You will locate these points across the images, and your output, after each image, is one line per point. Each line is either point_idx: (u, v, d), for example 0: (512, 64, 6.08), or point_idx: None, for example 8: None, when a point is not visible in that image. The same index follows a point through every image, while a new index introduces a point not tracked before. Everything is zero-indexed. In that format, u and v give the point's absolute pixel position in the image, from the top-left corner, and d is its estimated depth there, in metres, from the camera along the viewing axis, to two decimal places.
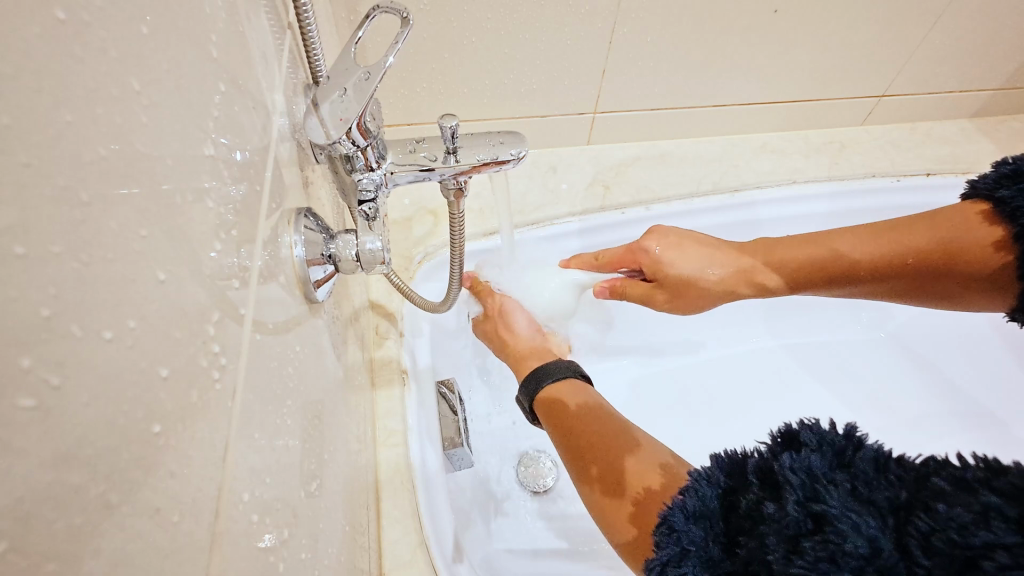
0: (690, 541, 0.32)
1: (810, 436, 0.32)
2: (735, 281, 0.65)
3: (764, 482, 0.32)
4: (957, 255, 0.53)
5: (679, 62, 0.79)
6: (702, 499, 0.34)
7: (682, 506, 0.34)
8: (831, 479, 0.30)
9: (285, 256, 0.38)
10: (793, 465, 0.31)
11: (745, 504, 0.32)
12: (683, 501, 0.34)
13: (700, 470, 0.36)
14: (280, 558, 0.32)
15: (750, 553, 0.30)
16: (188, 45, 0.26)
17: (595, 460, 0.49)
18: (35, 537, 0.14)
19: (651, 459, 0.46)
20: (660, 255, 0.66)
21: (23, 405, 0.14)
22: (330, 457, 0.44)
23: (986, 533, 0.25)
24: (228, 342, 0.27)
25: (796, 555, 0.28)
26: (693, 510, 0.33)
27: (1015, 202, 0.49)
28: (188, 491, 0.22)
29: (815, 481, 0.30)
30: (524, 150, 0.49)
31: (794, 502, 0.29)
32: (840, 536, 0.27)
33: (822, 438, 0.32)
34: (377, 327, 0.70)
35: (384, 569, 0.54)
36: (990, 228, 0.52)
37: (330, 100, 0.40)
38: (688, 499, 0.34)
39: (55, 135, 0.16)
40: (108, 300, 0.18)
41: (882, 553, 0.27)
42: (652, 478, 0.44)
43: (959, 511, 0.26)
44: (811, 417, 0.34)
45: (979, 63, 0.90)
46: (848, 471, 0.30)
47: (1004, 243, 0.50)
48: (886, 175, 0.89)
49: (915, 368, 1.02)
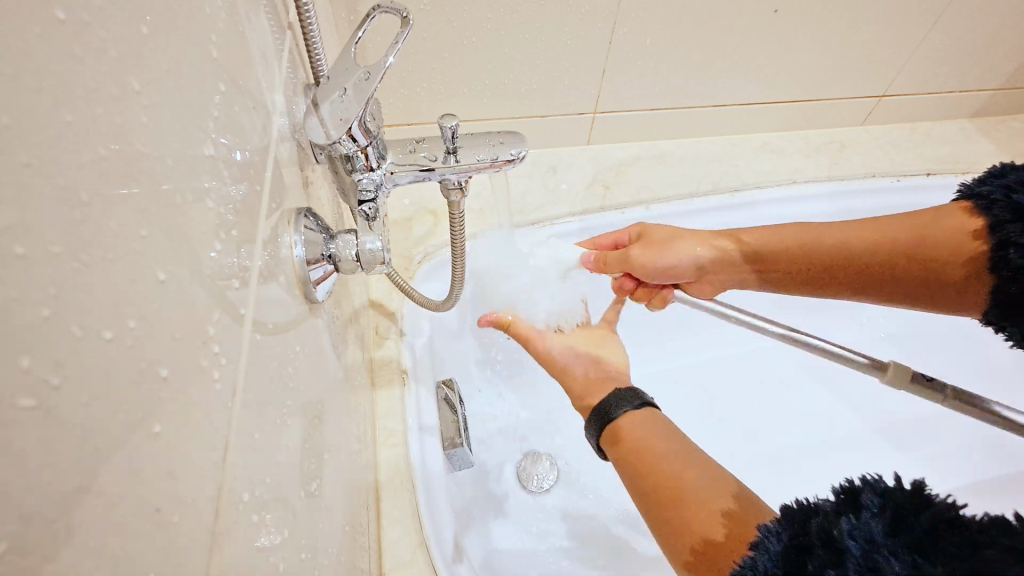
0: None
1: (870, 500, 0.30)
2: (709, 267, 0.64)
3: (823, 544, 0.29)
4: (931, 251, 0.50)
5: (679, 62, 0.79)
6: (769, 554, 0.31)
7: (747, 570, 0.31)
8: (894, 547, 0.28)
9: (285, 256, 0.38)
10: (851, 530, 0.29)
11: (809, 565, 0.29)
12: (754, 561, 0.32)
13: (761, 527, 0.33)
14: (280, 558, 0.32)
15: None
16: (188, 45, 0.26)
17: (651, 491, 0.47)
18: (36, 536, 0.14)
19: (719, 500, 0.43)
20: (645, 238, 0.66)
21: (23, 405, 0.14)
22: (330, 457, 0.44)
23: None
24: (228, 342, 0.27)
25: None
26: (763, 568, 0.31)
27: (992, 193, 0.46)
28: (188, 492, 0.22)
29: (876, 549, 0.28)
30: (525, 150, 0.49)
31: (855, 570, 0.27)
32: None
33: (885, 501, 0.30)
34: (377, 328, 0.70)
35: (384, 570, 0.54)
36: (970, 219, 0.48)
37: (330, 100, 0.40)
38: (758, 557, 0.32)
39: (56, 135, 0.16)
40: (108, 300, 0.18)
41: None
42: (717, 525, 0.41)
43: None
44: (871, 474, 0.33)
45: (979, 63, 0.91)
46: (910, 533, 0.28)
47: (980, 233, 0.47)
48: (886, 175, 0.89)
49: (915, 368, 1.02)
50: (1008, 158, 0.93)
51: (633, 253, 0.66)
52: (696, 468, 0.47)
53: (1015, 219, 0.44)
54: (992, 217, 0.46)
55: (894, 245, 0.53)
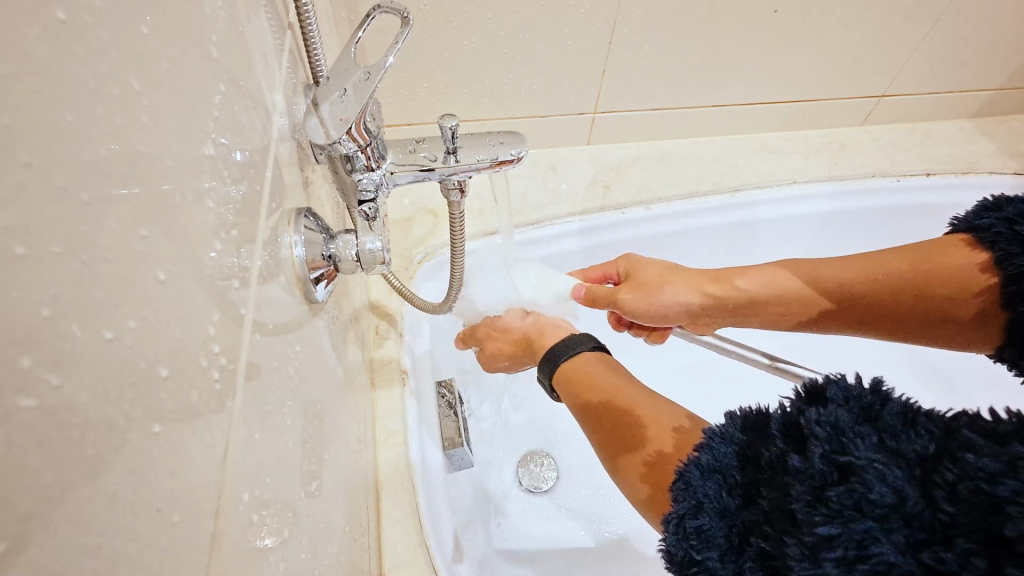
0: (705, 494, 0.33)
1: (836, 393, 0.31)
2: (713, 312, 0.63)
3: (789, 435, 0.32)
4: (943, 286, 0.51)
5: (679, 62, 0.79)
6: (715, 454, 0.34)
7: (698, 464, 0.34)
8: (859, 432, 0.29)
9: (285, 256, 0.38)
10: (819, 419, 0.30)
11: (768, 457, 0.32)
12: (697, 457, 0.35)
13: (714, 427, 0.36)
14: (280, 558, 0.32)
15: (773, 501, 0.30)
16: (188, 45, 0.26)
17: (608, 421, 0.50)
18: (36, 536, 0.14)
19: (666, 420, 0.46)
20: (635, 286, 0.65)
21: (23, 404, 0.14)
22: (330, 456, 0.44)
23: (1013, 481, 0.24)
24: (228, 342, 0.27)
25: (819, 503, 0.27)
26: (708, 465, 0.34)
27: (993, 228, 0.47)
28: (188, 492, 0.22)
29: (841, 433, 0.29)
30: (524, 150, 0.49)
31: (819, 454, 0.29)
32: (866, 486, 0.27)
33: (849, 394, 0.31)
34: (376, 328, 0.70)
35: (384, 570, 0.54)
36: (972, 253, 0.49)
37: (330, 100, 0.40)
38: (704, 455, 0.35)
39: (55, 134, 0.16)
40: (108, 300, 0.18)
41: (908, 503, 0.26)
42: (667, 438, 0.44)
43: (987, 461, 0.26)
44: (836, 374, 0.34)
45: (979, 63, 0.90)
46: (875, 424, 0.29)
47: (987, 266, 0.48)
48: (885, 175, 0.89)
49: (918, 372, 1.03)
50: (1008, 158, 0.93)
51: (621, 296, 0.65)
52: (651, 397, 0.50)
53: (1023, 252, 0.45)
54: (997, 251, 0.47)
55: (904, 281, 0.53)
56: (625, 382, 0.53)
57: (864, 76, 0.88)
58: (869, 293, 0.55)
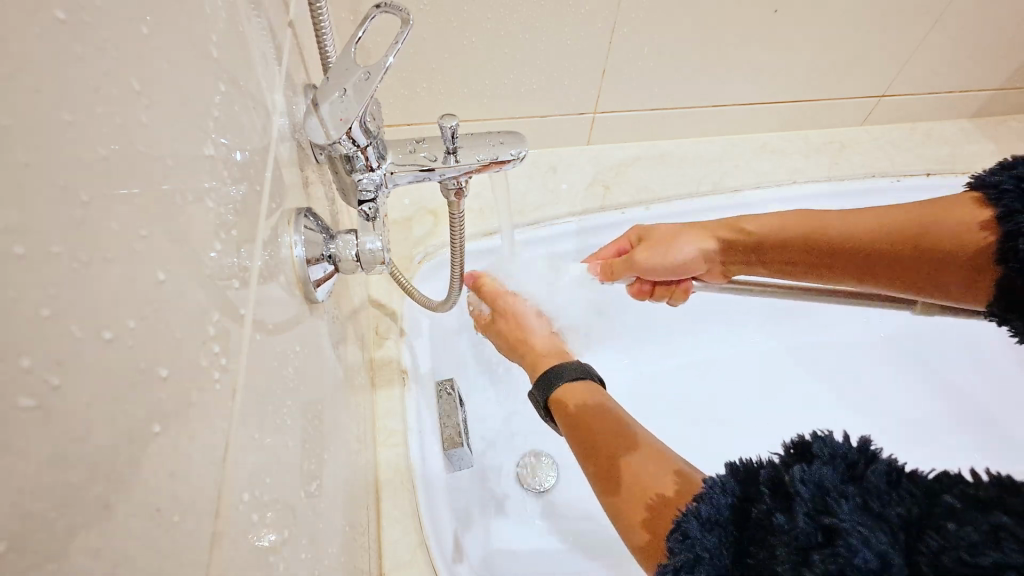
0: (703, 549, 0.31)
1: (821, 449, 0.31)
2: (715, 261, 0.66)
3: (775, 492, 0.31)
4: (939, 239, 0.49)
5: (678, 62, 0.79)
6: (716, 508, 0.32)
7: (695, 515, 0.33)
8: (843, 493, 0.29)
9: (285, 256, 0.38)
10: (804, 478, 0.30)
11: (757, 513, 0.31)
12: (697, 508, 0.33)
13: (712, 478, 0.34)
14: (280, 558, 0.32)
15: (761, 563, 0.29)
16: (188, 44, 0.26)
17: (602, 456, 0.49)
18: (36, 536, 0.14)
19: (667, 465, 0.45)
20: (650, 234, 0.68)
21: (23, 404, 0.14)
22: (330, 455, 0.44)
23: (994, 553, 0.25)
24: (228, 342, 0.27)
25: (804, 567, 0.27)
26: (708, 518, 0.32)
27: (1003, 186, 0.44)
28: (187, 492, 0.22)
29: (826, 495, 0.29)
30: (525, 150, 0.49)
31: (804, 515, 0.29)
32: (850, 550, 0.27)
33: (834, 452, 0.31)
34: (376, 327, 0.70)
35: (384, 570, 0.54)
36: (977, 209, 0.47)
37: (330, 100, 0.40)
38: (701, 506, 0.33)
39: (55, 135, 0.16)
40: (108, 300, 0.18)
41: (890, 568, 0.26)
42: (668, 485, 0.43)
43: (968, 530, 0.26)
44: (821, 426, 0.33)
45: (979, 63, 0.90)
46: (860, 486, 0.29)
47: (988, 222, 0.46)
48: (885, 175, 0.89)
49: (920, 364, 1.02)
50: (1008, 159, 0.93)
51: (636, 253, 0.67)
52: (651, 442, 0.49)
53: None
54: (1001, 209, 0.44)
55: (896, 230, 0.52)
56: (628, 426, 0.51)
57: (863, 76, 0.88)
58: (862, 244, 0.55)
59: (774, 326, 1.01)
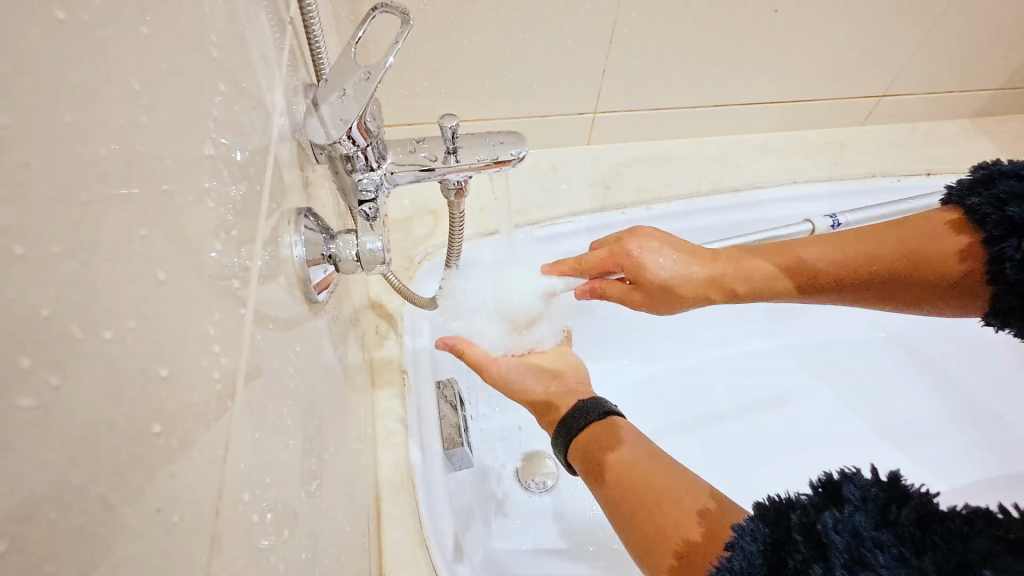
0: None
1: (853, 493, 0.32)
2: (707, 289, 0.61)
3: (808, 537, 0.32)
4: (927, 254, 0.52)
5: (677, 62, 0.79)
6: (749, 558, 0.33)
7: (731, 568, 0.33)
8: (879, 542, 0.30)
9: (285, 256, 0.38)
10: (838, 525, 0.31)
11: (794, 564, 0.31)
12: (730, 561, 0.33)
13: (741, 521, 0.35)
14: (280, 558, 0.32)
15: None
16: (188, 44, 0.26)
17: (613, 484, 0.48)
18: (36, 536, 0.14)
19: (693, 497, 0.44)
20: (641, 257, 0.60)
21: (23, 405, 0.14)
22: (330, 456, 0.44)
23: None
24: (228, 342, 0.27)
25: None
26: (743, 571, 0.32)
27: (985, 209, 0.49)
28: (188, 491, 0.22)
29: (862, 544, 0.30)
30: (524, 150, 0.49)
31: (840, 567, 0.29)
32: None
33: (866, 494, 0.32)
34: (376, 328, 0.70)
35: (385, 570, 0.54)
36: (957, 236, 0.51)
37: (330, 101, 0.40)
38: (736, 558, 0.33)
39: (57, 136, 0.16)
40: (108, 300, 0.18)
41: None
42: (693, 526, 0.41)
43: None
44: (847, 465, 0.34)
45: (979, 63, 0.90)
46: (894, 529, 0.31)
47: (970, 252, 0.50)
48: (885, 175, 0.89)
49: (916, 363, 1.02)
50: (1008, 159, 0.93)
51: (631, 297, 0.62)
52: (672, 469, 0.47)
53: (1010, 234, 0.46)
54: (987, 233, 0.48)
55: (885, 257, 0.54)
56: (648, 455, 0.49)
57: (863, 76, 0.88)
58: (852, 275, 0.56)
59: (774, 325, 1.02)
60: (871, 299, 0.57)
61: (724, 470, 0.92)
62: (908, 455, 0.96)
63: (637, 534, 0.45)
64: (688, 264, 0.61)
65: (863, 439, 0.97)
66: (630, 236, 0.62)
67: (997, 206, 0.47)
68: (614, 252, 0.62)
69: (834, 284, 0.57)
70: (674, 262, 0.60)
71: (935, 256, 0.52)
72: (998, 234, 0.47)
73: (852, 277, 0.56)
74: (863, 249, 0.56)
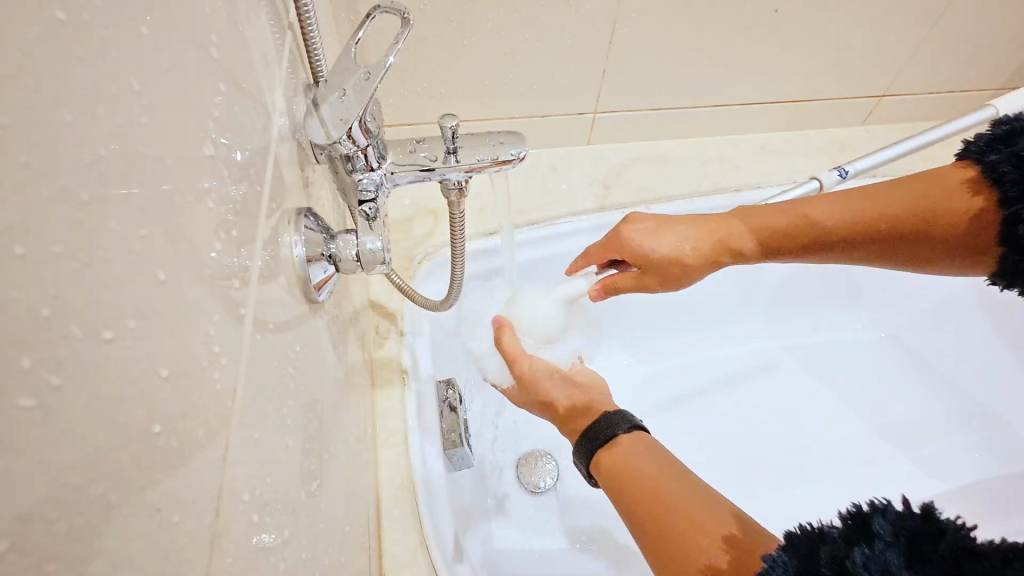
0: None
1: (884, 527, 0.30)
2: (715, 255, 0.63)
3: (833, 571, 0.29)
4: (937, 211, 0.52)
5: (678, 62, 0.79)
6: None
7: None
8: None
9: (285, 256, 0.37)
10: (865, 561, 0.28)
11: None
12: None
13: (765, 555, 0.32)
14: (280, 558, 0.32)
15: None
16: (189, 44, 0.26)
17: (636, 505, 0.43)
18: (36, 535, 0.14)
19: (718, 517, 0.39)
20: (641, 242, 0.62)
21: (23, 405, 0.14)
22: (330, 456, 0.44)
23: None
24: (228, 342, 0.27)
25: None
26: None
27: (1003, 167, 0.47)
28: (188, 490, 0.22)
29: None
30: (524, 150, 0.49)
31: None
32: None
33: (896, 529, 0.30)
34: (376, 328, 0.70)
35: (384, 569, 0.54)
36: (972, 195, 0.50)
37: (330, 101, 0.40)
38: None
39: (57, 137, 0.16)
40: (109, 301, 0.18)
41: None
42: (719, 554, 0.37)
43: None
44: (880, 499, 0.32)
45: (979, 63, 0.91)
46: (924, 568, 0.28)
47: (983, 211, 0.49)
48: (885, 175, 0.90)
49: (915, 364, 1.02)
50: None
51: (643, 283, 0.64)
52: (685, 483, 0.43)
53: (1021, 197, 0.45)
54: (999, 193, 0.47)
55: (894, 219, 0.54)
56: (665, 470, 0.44)
57: (863, 76, 0.88)
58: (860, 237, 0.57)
59: (773, 325, 1.02)
60: (883, 256, 0.58)
61: (724, 469, 0.92)
62: (907, 455, 0.96)
63: (654, 553, 0.41)
64: (692, 239, 0.62)
65: (862, 439, 0.97)
66: (626, 223, 0.64)
67: (1016, 164, 0.45)
68: (614, 241, 0.64)
69: (845, 246, 0.58)
70: (678, 240, 0.62)
71: (945, 213, 0.52)
72: (1011, 195, 0.46)
73: (861, 236, 0.57)
74: (873, 209, 0.56)
